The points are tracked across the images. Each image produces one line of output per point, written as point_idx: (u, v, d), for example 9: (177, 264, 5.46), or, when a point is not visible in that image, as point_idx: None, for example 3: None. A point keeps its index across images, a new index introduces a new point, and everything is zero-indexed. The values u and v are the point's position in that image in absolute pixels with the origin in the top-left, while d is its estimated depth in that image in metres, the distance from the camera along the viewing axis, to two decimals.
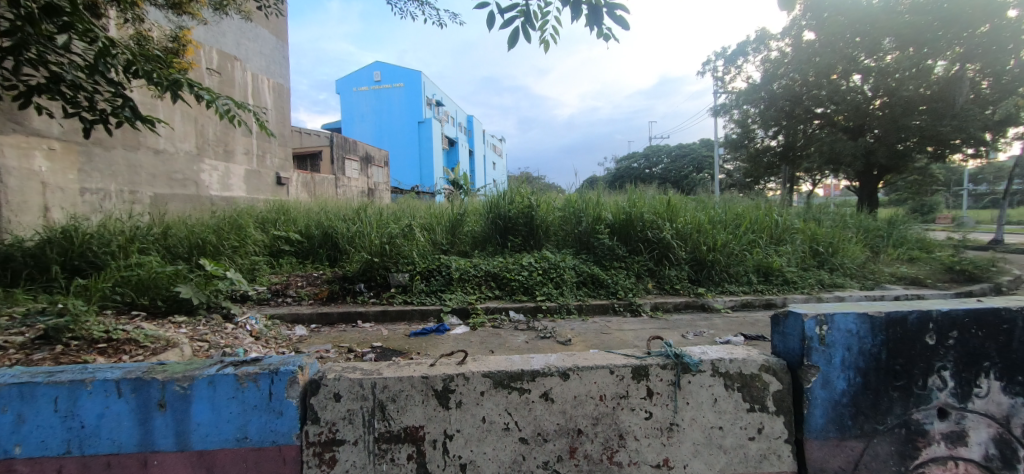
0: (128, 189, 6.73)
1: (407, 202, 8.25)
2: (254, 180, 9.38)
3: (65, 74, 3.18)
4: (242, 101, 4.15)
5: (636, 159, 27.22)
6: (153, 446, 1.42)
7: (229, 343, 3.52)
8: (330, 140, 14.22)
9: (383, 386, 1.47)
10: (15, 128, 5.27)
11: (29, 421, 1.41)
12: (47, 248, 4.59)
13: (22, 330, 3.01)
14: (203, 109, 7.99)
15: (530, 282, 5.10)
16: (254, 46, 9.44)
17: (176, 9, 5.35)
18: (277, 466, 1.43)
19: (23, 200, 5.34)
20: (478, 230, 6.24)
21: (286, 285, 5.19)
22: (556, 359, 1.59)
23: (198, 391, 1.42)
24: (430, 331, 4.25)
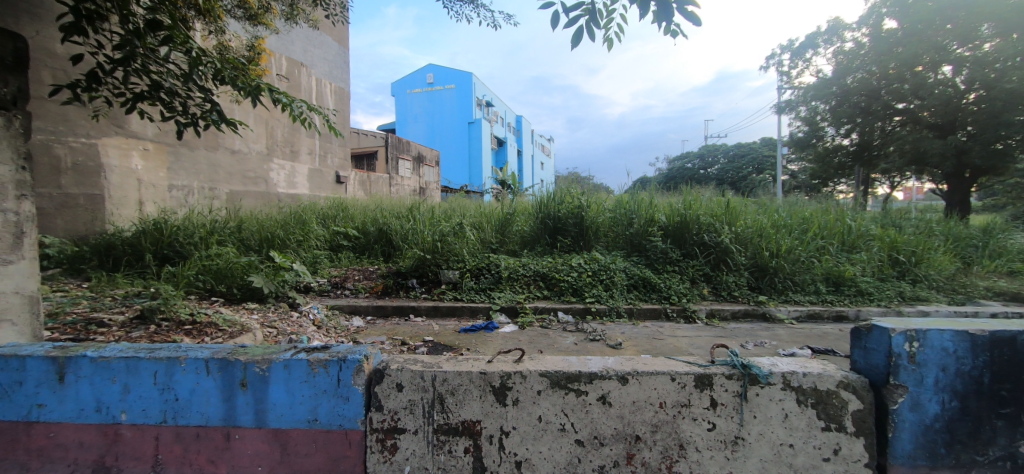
0: (209, 186, 7.35)
1: (457, 201, 8.42)
2: (317, 178, 9.96)
3: (164, 82, 3.53)
4: (314, 104, 4.41)
5: (692, 158, 26.21)
6: (235, 422, 1.55)
7: (295, 330, 3.77)
8: (386, 140, 14.77)
9: (443, 379, 1.51)
10: (117, 130, 5.90)
11: (133, 391, 1.59)
12: (141, 238, 5.11)
13: (122, 309, 3.38)
14: (274, 112, 8.56)
15: (579, 283, 5.05)
16: (320, 52, 10.01)
17: (253, 20, 5.76)
18: (344, 449, 1.51)
19: (122, 195, 5.97)
20: (527, 230, 6.25)
21: (344, 278, 5.45)
22: (614, 362, 1.56)
23: (275, 373, 1.53)
24: (479, 328, 4.32)
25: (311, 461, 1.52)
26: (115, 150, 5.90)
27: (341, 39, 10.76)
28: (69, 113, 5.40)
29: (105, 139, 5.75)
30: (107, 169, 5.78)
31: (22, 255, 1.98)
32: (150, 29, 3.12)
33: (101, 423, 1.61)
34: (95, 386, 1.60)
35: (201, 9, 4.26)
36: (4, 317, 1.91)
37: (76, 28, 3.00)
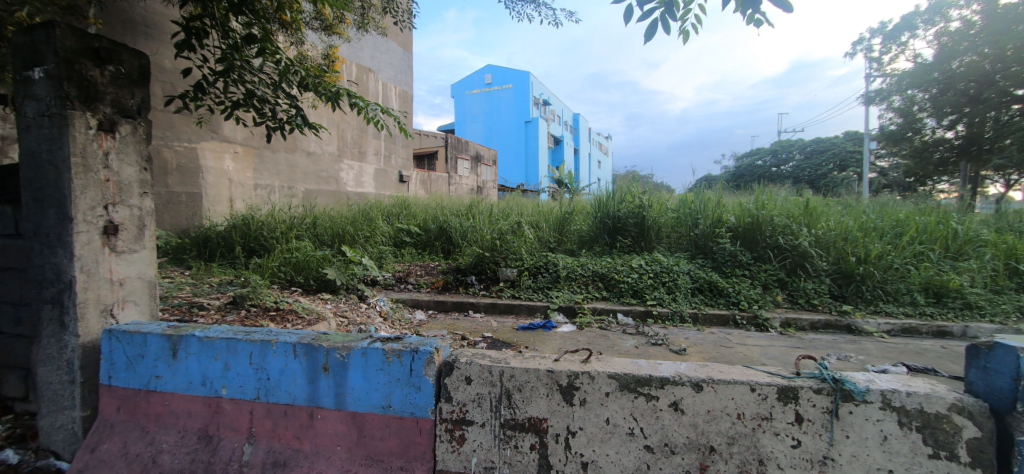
0: (288, 185, 7.95)
1: (513, 200, 8.47)
2: (382, 178, 10.44)
3: (256, 90, 3.85)
4: (386, 106, 4.60)
5: (764, 155, 24.56)
6: (317, 403, 1.67)
7: (364, 320, 3.99)
8: (445, 140, 15.15)
9: (511, 375, 1.53)
10: (213, 135, 6.54)
11: (232, 369, 1.77)
12: (232, 232, 5.63)
13: (218, 295, 3.75)
14: (345, 115, 9.09)
15: (640, 285, 4.90)
16: (387, 58, 10.50)
17: (328, 30, 6.15)
18: (415, 436, 1.58)
19: (216, 193, 6.63)
20: (586, 230, 6.16)
21: (407, 273, 5.69)
22: (687, 367, 1.50)
23: (353, 360, 1.63)
24: (537, 327, 4.33)
25: (384, 445, 1.61)
26: (210, 152, 6.55)
27: (407, 44, 11.21)
28: (175, 120, 6.07)
29: (202, 143, 6.41)
30: (204, 170, 6.44)
31: (144, 245, 2.25)
32: (246, 42, 3.42)
33: (205, 396, 1.81)
34: (202, 362, 1.80)
35: (285, 22, 4.62)
36: (128, 298, 2.19)
37: (187, 45, 3.37)
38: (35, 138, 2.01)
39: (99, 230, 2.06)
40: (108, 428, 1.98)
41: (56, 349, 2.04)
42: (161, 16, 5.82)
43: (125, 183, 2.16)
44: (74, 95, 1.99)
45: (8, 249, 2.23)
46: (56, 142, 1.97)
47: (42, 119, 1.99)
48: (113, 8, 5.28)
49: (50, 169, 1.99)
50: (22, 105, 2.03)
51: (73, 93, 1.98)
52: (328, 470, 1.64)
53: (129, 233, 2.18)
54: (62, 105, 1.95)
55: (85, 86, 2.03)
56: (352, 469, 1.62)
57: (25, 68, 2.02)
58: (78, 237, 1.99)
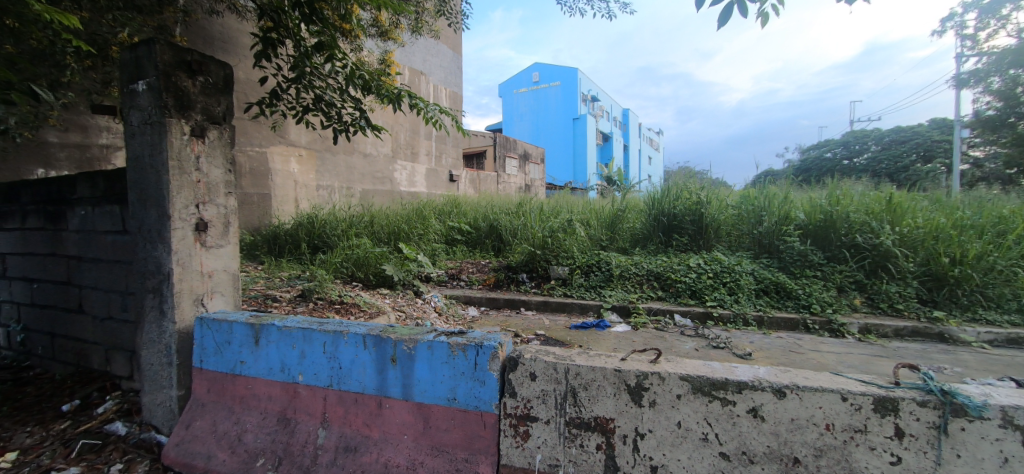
0: (347, 186, 8.34)
1: (561, 198, 8.36)
2: (433, 177, 10.71)
3: (323, 95, 4.06)
4: (444, 107, 4.68)
5: (834, 147, 22.76)
6: (386, 392, 1.75)
7: (420, 315, 4.12)
8: (494, 139, 15.25)
9: (576, 373, 1.51)
10: (280, 140, 7.02)
11: (308, 357, 1.89)
12: (298, 230, 5.98)
13: (288, 288, 3.99)
14: (398, 118, 9.41)
15: (698, 285, 4.68)
16: (438, 61, 10.76)
17: (384, 36, 6.38)
18: (479, 430, 1.60)
19: (283, 194, 7.10)
20: (639, 228, 5.98)
21: (459, 270, 5.80)
22: (766, 372, 1.41)
23: (420, 352, 1.68)
24: (590, 326, 4.25)
25: (449, 437, 1.64)
26: (278, 156, 7.02)
27: (457, 46, 11.42)
28: (248, 127, 6.55)
29: (271, 147, 6.89)
30: (273, 172, 6.92)
31: (229, 241, 2.44)
32: (316, 50, 3.61)
33: (284, 381, 1.95)
34: (281, 350, 1.94)
35: (346, 30, 4.85)
36: (216, 289, 2.39)
37: (264, 55, 3.61)
38: (139, 145, 2.24)
39: (192, 227, 2.26)
40: (200, 407, 2.17)
41: (157, 333, 2.26)
42: (236, 32, 6.30)
43: (214, 184, 2.35)
44: (171, 104, 2.18)
45: (117, 244, 2.50)
46: (156, 147, 2.18)
47: (146, 127, 2.20)
48: (196, 26, 5.78)
49: (152, 172, 2.21)
50: (129, 115, 2.27)
51: (170, 102, 2.17)
52: (396, 457, 1.70)
53: (217, 229, 2.37)
54: (162, 114, 2.15)
55: (180, 96, 2.22)
56: (419, 458, 1.66)
57: (131, 81, 2.25)
58: (175, 233, 2.18)
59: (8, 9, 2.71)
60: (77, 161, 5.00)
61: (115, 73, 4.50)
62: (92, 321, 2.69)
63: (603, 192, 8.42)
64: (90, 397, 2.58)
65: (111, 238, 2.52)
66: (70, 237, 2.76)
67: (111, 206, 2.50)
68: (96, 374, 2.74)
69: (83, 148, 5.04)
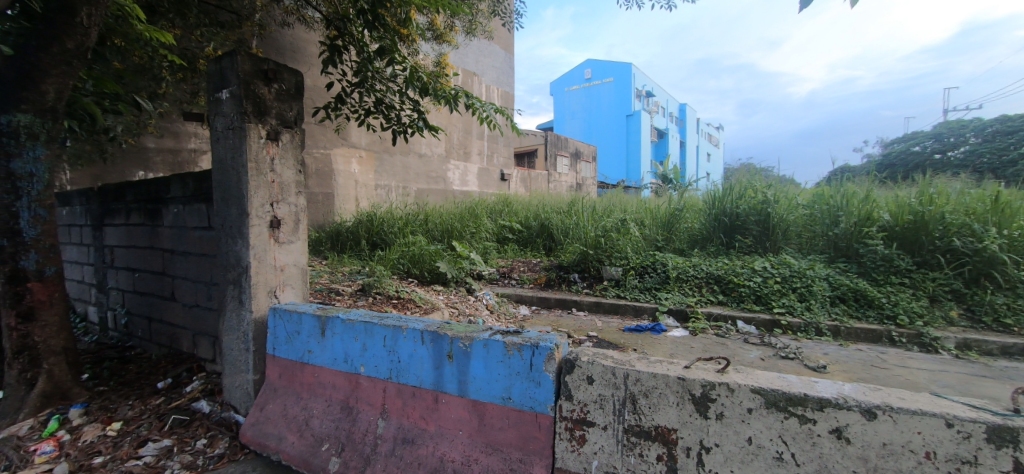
0: (403, 186, 8.62)
1: (614, 197, 8.16)
2: (485, 177, 10.82)
3: (384, 98, 4.20)
4: (499, 106, 4.69)
5: (923, 140, 20.54)
6: (443, 388, 1.79)
7: (473, 312, 4.18)
8: (545, 138, 15.17)
9: (636, 379, 1.45)
10: (343, 142, 7.40)
11: (370, 349, 1.99)
12: (358, 227, 6.25)
13: (350, 283, 4.18)
14: (452, 119, 9.61)
15: (764, 290, 4.38)
16: (491, 61, 10.87)
17: (439, 39, 6.52)
18: (534, 431, 1.59)
19: (345, 193, 7.48)
20: (698, 228, 5.71)
21: (511, 268, 5.81)
22: (852, 389, 1.29)
23: (475, 350, 1.71)
24: (645, 329, 4.11)
25: (504, 435, 1.64)
26: (341, 157, 7.41)
27: (509, 45, 11.47)
28: (314, 130, 6.96)
29: (334, 149, 7.27)
30: (336, 173, 7.31)
31: (299, 237, 2.59)
32: (378, 54, 3.75)
33: (348, 372, 2.06)
34: (345, 342, 2.07)
35: (404, 35, 5.00)
36: (287, 282, 2.54)
37: (330, 62, 3.80)
38: (223, 148, 2.42)
39: (267, 223, 2.41)
40: (272, 391, 2.31)
41: (236, 321, 2.44)
42: (305, 42, 6.69)
43: (286, 184, 2.50)
44: (250, 110, 2.33)
45: (204, 239, 2.73)
46: (237, 150, 2.34)
47: (229, 131, 2.37)
48: (270, 38, 6.19)
49: (233, 172, 2.38)
50: (214, 121, 2.46)
51: (249, 108, 2.32)
52: (451, 452, 1.72)
53: (289, 226, 2.52)
54: (242, 120, 2.31)
55: (258, 102, 2.37)
56: (474, 455, 1.67)
57: (216, 90, 2.44)
58: (253, 229, 2.34)
59: (117, 29, 3.03)
60: (170, 164, 5.51)
61: (201, 84, 4.92)
62: (182, 307, 2.95)
63: (658, 191, 8.13)
64: (180, 377, 2.83)
65: (199, 233, 2.75)
66: (165, 231, 3.04)
67: (199, 204, 2.73)
68: (185, 356, 3.00)
69: (175, 152, 5.55)
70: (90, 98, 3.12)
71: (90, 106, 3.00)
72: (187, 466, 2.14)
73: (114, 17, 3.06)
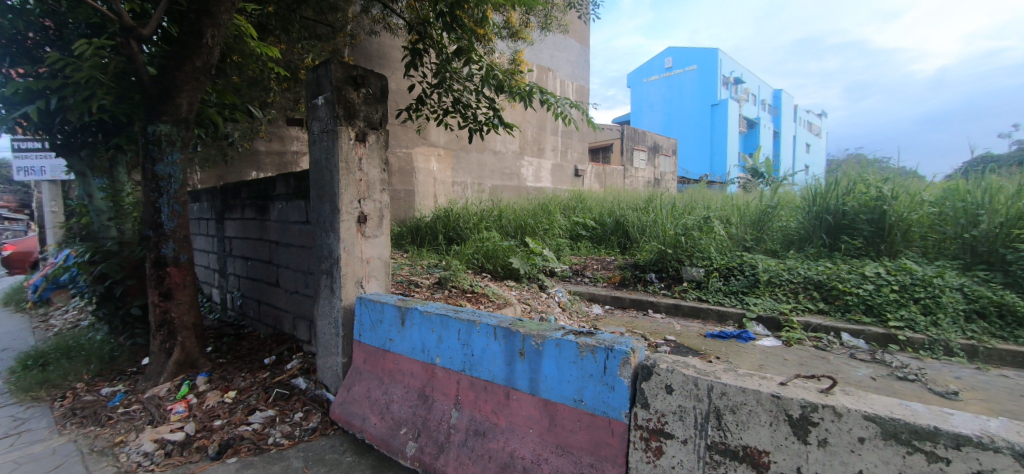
0: (478, 182, 8.81)
1: (696, 193, 7.69)
2: (559, 173, 10.73)
3: (461, 97, 4.29)
4: (575, 101, 4.60)
5: None
6: (514, 384, 1.79)
7: (545, 309, 4.15)
8: (621, 132, 14.70)
9: (722, 392, 1.33)
10: (423, 142, 7.75)
11: (445, 341, 2.05)
12: (436, 222, 6.49)
13: (428, 276, 4.35)
14: (527, 116, 9.64)
15: (876, 299, 3.86)
16: (566, 55, 10.74)
17: (515, 36, 6.55)
18: (607, 437, 1.52)
19: (424, 189, 7.82)
20: (793, 228, 5.21)
21: (584, 266, 5.70)
22: (1001, 427, 1.07)
23: (548, 349, 1.69)
24: (730, 336, 3.83)
25: (575, 438, 1.59)
26: (421, 156, 7.76)
27: (585, 38, 11.24)
28: (397, 131, 7.34)
29: (415, 148, 7.63)
30: (417, 170, 7.67)
31: (383, 231, 2.72)
32: (456, 55, 3.83)
33: (425, 362, 2.14)
34: (423, 332, 2.15)
35: (481, 35, 5.08)
36: (373, 274, 2.69)
37: (412, 65, 3.95)
38: (318, 150, 2.61)
39: (355, 219, 2.56)
40: (357, 374, 2.46)
41: (328, 308, 2.63)
42: (390, 48, 7.06)
43: (372, 182, 2.64)
44: (342, 114, 2.48)
45: (302, 231, 2.98)
46: (330, 152, 2.52)
47: (324, 134, 2.55)
48: (359, 46, 6.62)
49: (327, 172, 2.56)
50: (312, 125, 2.67)
51: (341, 112, 2.48)
52: (521, 449, 1.71)
53: (374, 221, 2.66)
54: (335, 123, 2.47)
55: (348, 106, 2.52)
56: (544, 455, 1.65)
57: (313, 97, 2.64)
58: (343, 224, 2.50)
59: (235, 47, 3.40)
60: (276, 165, 6.11)
61: (302, 92, 5.38)
62: (284, 293, 3.25)
63: (746, 187, 7.53)
64: (282, 355, 3.13)
65: (299, 227, 3.01)
66: (271, 225, 3.37)
67: (299, 200, 2.98)
68: (286, 336, 3.30)
69: (281, 154, 6.14)
70: (214, 109, 3.54)
71: (214, 115, 3.40)
72: (286, 436, 2.36)
73: (233, 36, 3.44)
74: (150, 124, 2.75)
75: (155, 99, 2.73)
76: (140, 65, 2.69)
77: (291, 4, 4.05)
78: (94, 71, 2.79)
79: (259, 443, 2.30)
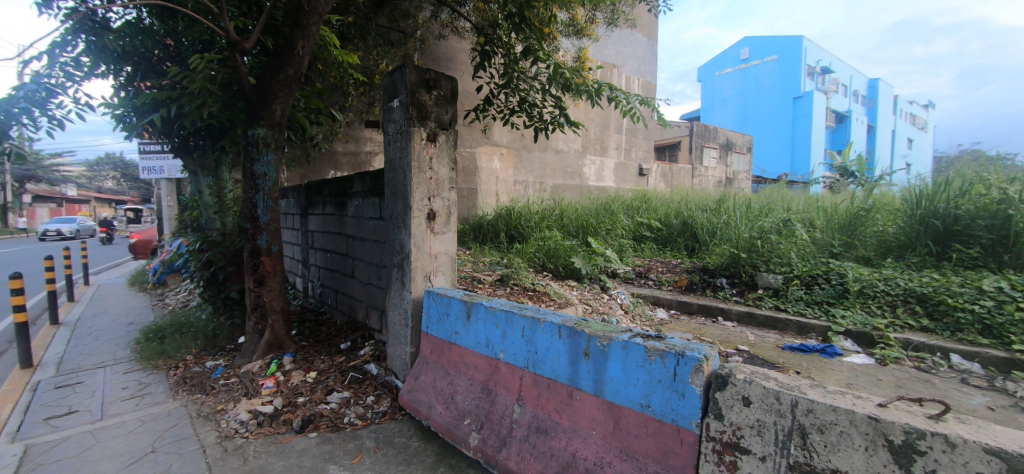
0: (540, 181, 8.82)
1: (774, 193, 7.15)
2: (623, 172, 10.45)
3: (528, 96, 4.31)
4: (642, 99, 4.45)
5: None
6: (578, 384, 1.78)
7: (607, 311, 4.07)
8: (691, 129, 14.02)
9: (808, 409, 1.24)
10: (486, 141, 7.90)
11: (509, 337, 2.08)
12: (498, 220, 6.58)
13: (490, 272, 4.43)
14: (590, 115, 9.50)
15: (996, 318, 3.37)
16: (632, 51, 10.43)
17: (580, 33, 6.46)
18: (675, 446, 1.47)
19: (487, 188, 7.99)
20: (890, 234, 4.69)
21: (648, 268, 5.51)
22: None
23: (614, 351, 1.66)
24: (812, 350, 3.53)
25: (641, 444, 1.55)
26: (484, 155, 7.93)
27: (653, 32, 10.85)
28: (463, 131, 7.54)
29: (478, 148, 7.81)
30: (480, 169, 7.84)
31: (450, 228, 2.81)
32: (524, 54, 3.85)
33: (489, 356, 2.19)
34: (488, 327, 2.20)
35: (547, 34, 5.06)
36: (440, 269, 2.78)
37: (482, 65, 4.03)
38: (393, 150, 2.75)
39: (425, 216, 2.66)
40: (424, 364, 2.57)
41: (399, 299, 2.77)
42: (458, 51, 7.25)
43: (441, 180, 2.74)
44: (415, 116, 2.59)
45: (376, 227, 3.15)
46: (404, 151, 2.64)
47: (399, 135, 2.68)
48: (429, 50, 6.87)
49: (400, 171, 2.68)
50: (387, 127, 2.81)
51: (414, 114, 2.59)
52: (583, 450, 1.70)
53: (443, 218, 2.75)
54: (409, 124, 2.59)
55: (421, 108, 2.62)
56: (607, 458, 1.62)
57: (389, 100, 2.79)
58: (414, 221, 2.61)
59: (321, 55, 3.67)
60: (352, 165, 6.50)
61: (377, 96, 5.70)
62: (359, 283, 3.46)
63: (831, 188, 6.89)
64: (356, 341, 3.33)
65: (373, 223, 3.19)
66: (349, 220, 3.59)
67: (374, 197, 3.16)
68: (360, 324, 3.51)
69: (356, 154, 6.53)
70: (302, 113, 3.84)
71: (302, 119, 3.69)
72: (360, 417, 2.52)
73: (319, 46, 3.71)
74: (250, 128, 3.05)
75: (254, 105, 3.02)
76: (243, 75, 2.99)
77: (369, 13, 4.30)
78: (206, 82, 3.14)
79: (337, 421, 2.47)
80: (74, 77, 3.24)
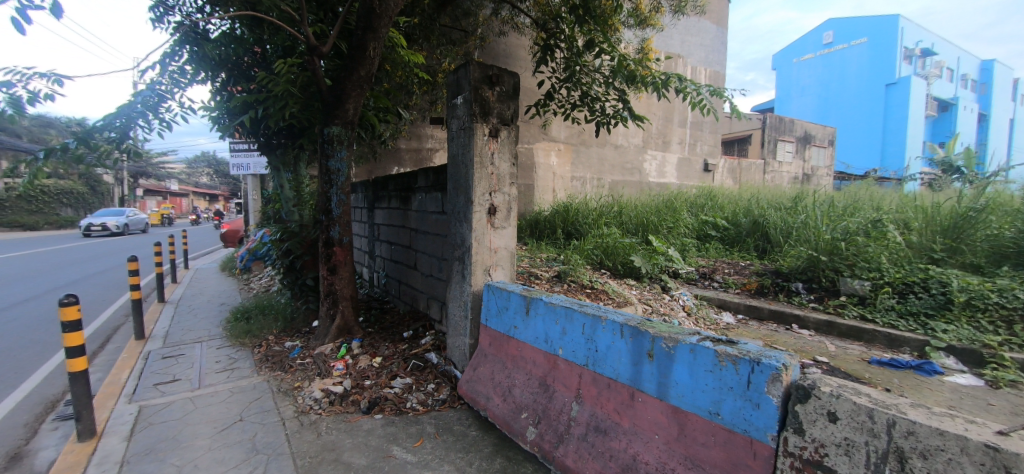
0: (598, 177, 8.64)
1: (859, 191, 6.51)
2: (686, 167, 9.98)
3: (589, 90, 4.23)
4: (712, 90, 4.21)
5: None
6: (641, 386, 1.73)
7: (667, 312, 3.92)
8: (763, 122, 13.10)
9: (908, 431, 1.10)
10: (544, 137, 7.86)
11: (569, 334, 2.06)
12: (555, 216, 6.53)
13: (548, 268, 4.41)
14: (652, 108, 9.17)
15: None
16: (699, 40, 9.91)
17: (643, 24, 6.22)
18: (746, 458, 1.38)
19: (544, 184, 7.97)
20: (1004, 238, 4.11)
21: (713, 269, 5.23)
22: None
23: (680, 354, 1.59)
24: (905, 365, 3.18)
25: (708, 453, 1.47)
26: (542, 150, 7.89)
27: (723, 19, 10.22)
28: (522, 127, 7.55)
29: (536, 144, 7.79)
30: (537, 165, 7.83)
31: (510, 223, 2.82)
32: (587, 46, 3.77)
33: (547, 352, 2.18)
34: (547, 323, 2.19)
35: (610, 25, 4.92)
36: (499, 263, 2.81)
37: (544, 59, 3.99)
38: (456, 145, 2.81)
39: (486, 210, 2.69)
40: (483, 356, 2.61)
41: (459, 292, 2.83)
42: (517, 47, 7.26)
43: (502, 176, 2.75)
44: (477, 112, 2.62)
45: (439, 220, 3.24)
46: (466, 147, 2.68)
47: (462, 131, 2.73)
48: (489, 47, 6.93)
49: (463, 166, 2.73)
50: (451, 123, 2.87)
51: (477, 110, 2.62)
52: (645, 454, 1.64)
53: (503, 213, 2.77)
54: (471, 120, 2.62)
55: (483, 104, 2.65)
56: (670, 464, 1.56)
57: (454, 96, 2.84)
58: (475, 215, 2.65)
59: (389, 56, 3.82)
60: (415, 161, 6.73)
61: (439, 94, 5.85)
62: (421, 275, 3.58)
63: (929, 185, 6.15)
64: (417, 331, 3.45)
65: (436, 216, 3.28)
66: (412, 213, 3.72)
67: (437, 192, 3.25)
68: (421, 314, 3.64)
69: (418, 150, 6.74)
70: (371, 111, 4.02)
71: (372, 117, 3.87)
72: (421, 403, 2.61)
73: (387, 47, 3.86)
74: (326, 126, 3.24)
75: (330, 105, 3.21)
76: (320, 77, 3.18)
77: (433, 14, 4.42)
78: (288, 85, 3.38)
79: (400, 405, 2.58)
80: (180, 84, 3.61)
